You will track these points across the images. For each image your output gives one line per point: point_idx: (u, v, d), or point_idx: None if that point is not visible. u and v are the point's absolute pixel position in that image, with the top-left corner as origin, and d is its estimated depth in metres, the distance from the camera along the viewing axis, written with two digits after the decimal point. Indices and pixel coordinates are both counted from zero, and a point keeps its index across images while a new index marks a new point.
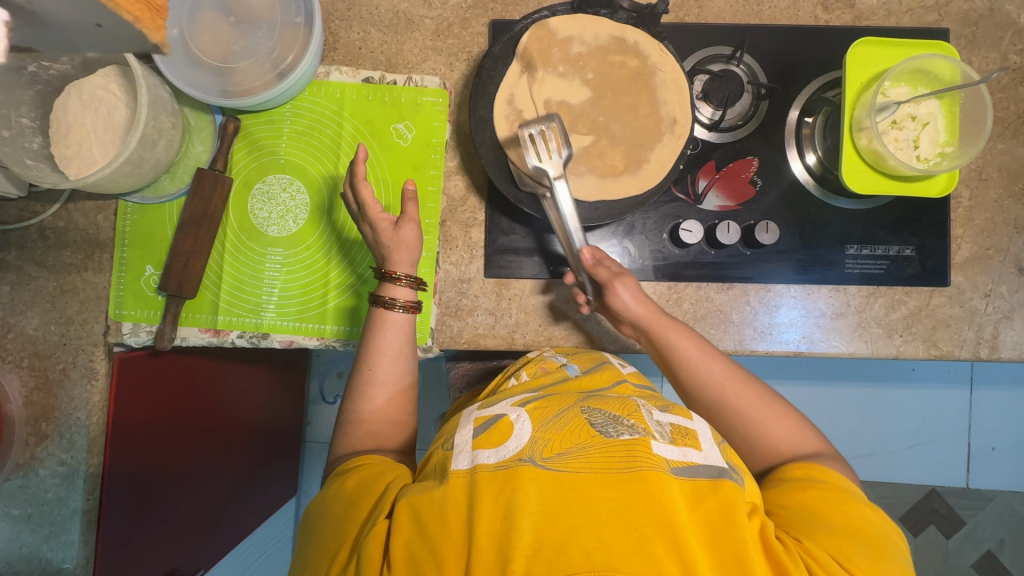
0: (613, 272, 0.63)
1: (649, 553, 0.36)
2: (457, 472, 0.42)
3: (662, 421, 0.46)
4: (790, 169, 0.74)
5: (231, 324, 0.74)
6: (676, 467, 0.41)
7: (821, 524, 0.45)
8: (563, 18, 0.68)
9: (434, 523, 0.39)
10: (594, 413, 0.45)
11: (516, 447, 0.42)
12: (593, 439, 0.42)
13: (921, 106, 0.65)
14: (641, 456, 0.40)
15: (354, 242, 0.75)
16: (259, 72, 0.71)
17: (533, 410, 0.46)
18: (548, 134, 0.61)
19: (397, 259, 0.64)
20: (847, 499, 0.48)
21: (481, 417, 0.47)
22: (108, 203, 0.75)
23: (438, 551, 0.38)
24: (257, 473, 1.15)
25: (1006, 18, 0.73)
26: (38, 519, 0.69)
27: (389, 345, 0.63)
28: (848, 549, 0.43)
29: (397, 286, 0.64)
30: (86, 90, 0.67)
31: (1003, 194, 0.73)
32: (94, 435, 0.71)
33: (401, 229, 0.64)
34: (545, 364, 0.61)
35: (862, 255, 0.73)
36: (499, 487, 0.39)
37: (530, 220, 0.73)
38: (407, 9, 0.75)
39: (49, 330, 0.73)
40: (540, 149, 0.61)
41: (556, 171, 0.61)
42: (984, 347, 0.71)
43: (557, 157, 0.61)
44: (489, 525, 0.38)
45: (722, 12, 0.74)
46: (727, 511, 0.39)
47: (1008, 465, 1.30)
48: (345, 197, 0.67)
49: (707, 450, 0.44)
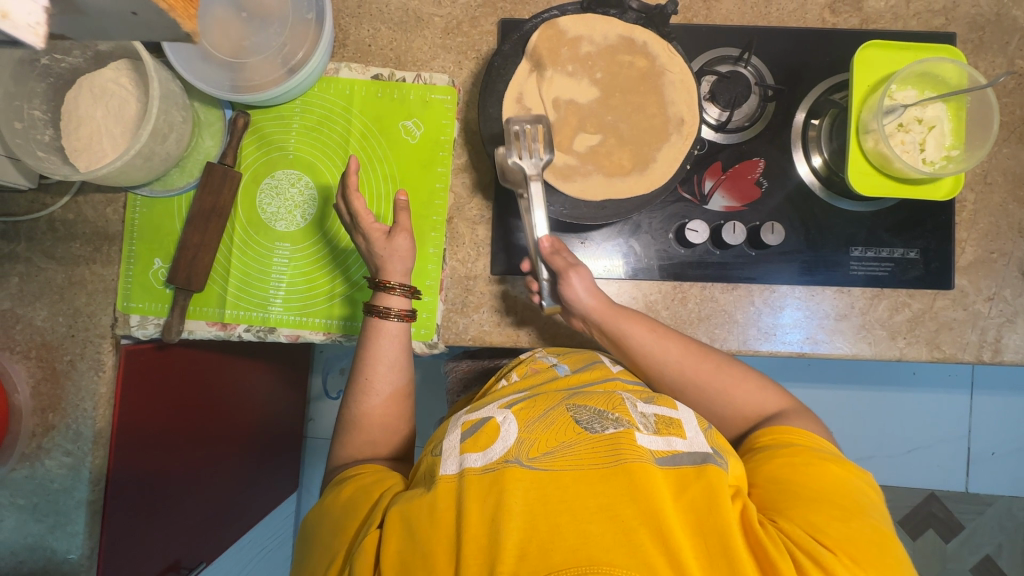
0: (569, 262, 0.62)
1: (635, 544, 0.36)
2: (445, 477, 0.42)
3: (646, 413, 0.46)
4: (796, 171, 0.74)
5: (238, 317, 0.74)
6: (660, 458, 0.42)
7: (791, 496, 0.45)
8: (573, 18, 0.69)
9: (424, 526, 0.40)
10: (579, 410, 0.46)
11: (502, 449, 0.42)
12: (579, 436, 0.43)
13: (927, 110, 0.65)
14: (626, 449, 0.41)
15: (347, 252, 0.75)
16: (270, 68, 0.71)
17: (520, 411, 0.47)
18: (532, 134, 0.62)
19: (390, 268, 0.65)
20: (817, 461, 0.48)
21: (468, 420, 0.47)
22: (117, 196, 0.75)
23: (430, 556, 0.39)
24: (258, 467, 1.15)
25: (1013, 23, 0.74)
26: (44, 509, 0.70)
27: (384, 355, 0.63)
28: (819, 519, 0.43)
29: (391, 295, 0.64)
30: (97, 84, 0.67)
31: (1008, 199, 0.73)
32: (100, 427, 0.71)
33: (395, 238, 0.64)
34: (536, 364, 0.61)
35: (866, 257, 0.73)
36: (486, 489, 0.40)
37: (502, 216, 0.74)
38: (417, 7, 0.75)
39: (57, 322, 0.73)
40: (522, 147, 0.62)
41: (534, 171, 0.61)
42: (988, 350, 0.71)
43: (536, 158, 0.62)
44: (477, 527, 0.38)
45: (730, 14, 0.74)
46: (711, 496, 0.40)
47: (1008, 470, 1.30)
48: (337, 208, 0.67)
49: (692, 437, 0.45)
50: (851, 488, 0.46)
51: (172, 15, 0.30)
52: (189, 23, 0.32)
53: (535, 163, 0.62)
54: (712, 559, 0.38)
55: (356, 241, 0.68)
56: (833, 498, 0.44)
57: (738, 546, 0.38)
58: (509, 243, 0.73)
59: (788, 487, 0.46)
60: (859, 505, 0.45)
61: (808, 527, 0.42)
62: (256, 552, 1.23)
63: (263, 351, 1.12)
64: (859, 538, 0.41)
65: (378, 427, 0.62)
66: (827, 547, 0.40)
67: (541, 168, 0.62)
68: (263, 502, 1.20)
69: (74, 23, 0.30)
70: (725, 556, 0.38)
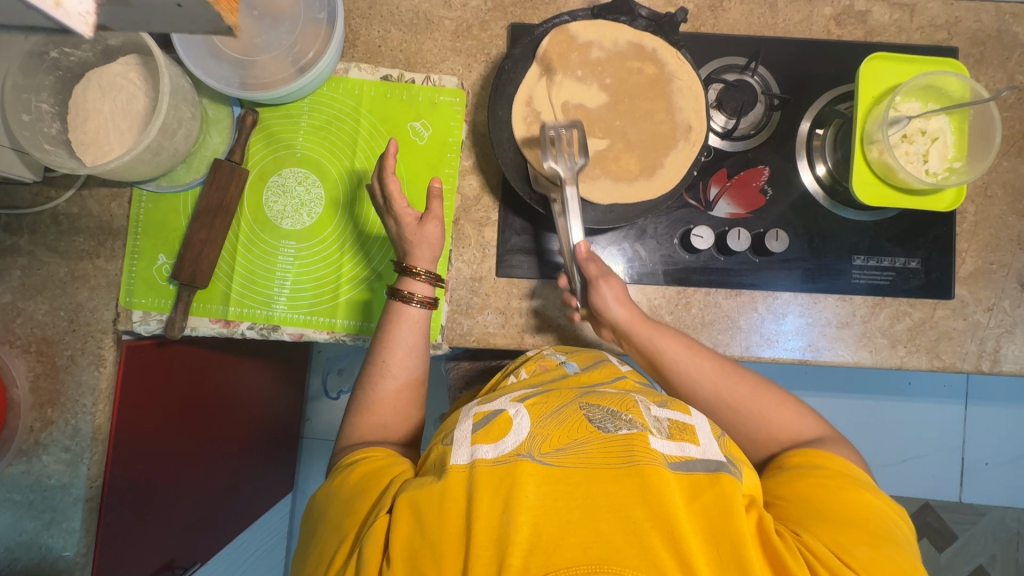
0: (601, 270, 0.63)
1: (646, 546, 0.37)
2: (456, 467, 0.42)
3: (659, 416, 0.46)
4: (801, 179, 0.75)
5: (242, 315, 0.74)
6: (672, 462, 0.42)
7: (820, 514, 0.45)
8: (583, 23, 0.69)
9: (433, 516, 0.40)
10: (592, 410, 0.46)
11: (514, 442, 0.42)
12: (591, 435, 0.43)
13: (931, 122, 0.66)
14: (639, 450, 0.41)
15: (376, 238, 0.75)
16: (280, 66, 0.72)
17: (532, 406, 0.47)
18: (566, 140, 0.64)
19: (418, 254, 0.65)
20: (852, 486, 0.48)
21: (479, 412, 0.47)
22: (123, 190, 0.75)
23: (437, 546, 0.39)
24: (255, 467, 1.14)
25: (1013, 39, 0.75)
26: (40, 505, 0.69)
27: (404, 339, 0.63)
28: (847, 542, 0.43)
29: (415, 281, 0.64)
30: (106, 78, 0.67)
31: (1008, 211, 0.74)
32: (99, 423, 0.71)
33: (426, 225, 0.64)
34: (545, 362, 0.62)
35: (868, 266, 0.74)
36: (498, 482, 0.39)
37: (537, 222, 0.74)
38: (428, 10, 0.76)
39: (58, 316, 0.72)
40: (557, 150, 0.64)
41: (568, 176, 0.63)
42: (986, 360, 0.72)
43: (572, 162, 0.64)
44: (487, 519, 0.38)
45: (737, 24, 0.75)
46: (724, 504, 0.40)
47: (1000, 480, 1.32)
48: (371, 189, 0.67)
49: (705, 444, 0.45)
50: (880, 513, 0.46)
51: (216, 8, 0.31)
52: (229, 15, 0.32)
53: (570, 168, 0.64)
54: (722, 564, 0.38)
55: (386, 223, 0.68)
56: (859, 521, 0.45)
57: (750, 555, 0.38)
58: (544, 252, 0.74)
59: (813, 505, 0.46)
60: (890, 534, 0.45)
61: (836, 547, 0.42)
62: (250, 553, 1.22)
63: (263, 350, 1.12)
64: (884, 563, 0.42)
65: (381, 428, 0.62)
66: (851, 568, 0.41)
67: (577, 171, 0.63)
68: (259, 502, 1.19)
69: (117, 16, 0.31)
70: (737, 563, 0.38)
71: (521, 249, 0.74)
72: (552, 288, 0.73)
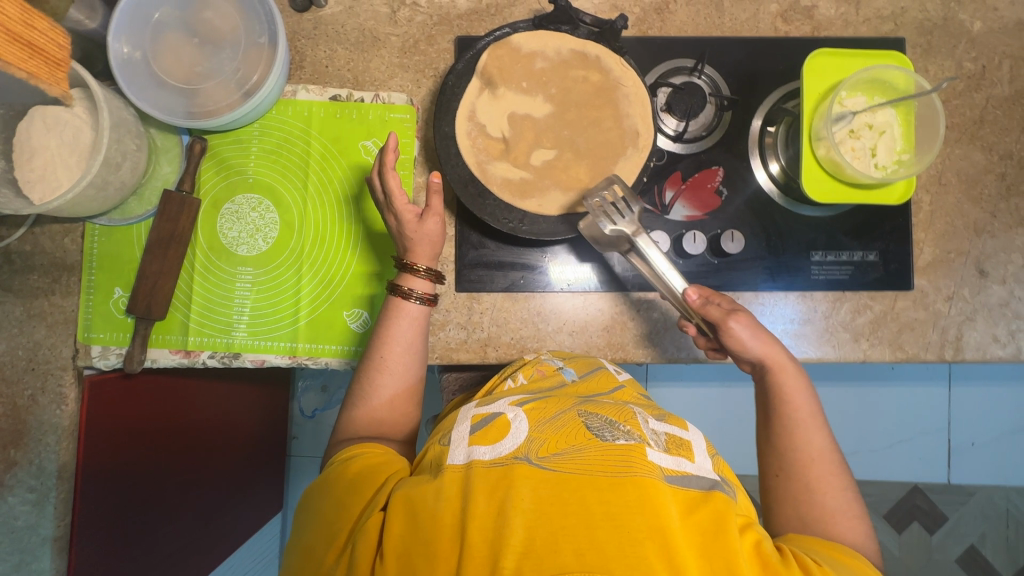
0: (725, 310, 0.60)
1: (639, 557, 0.36)
2: (452, 467, 0.42)
3: (657, 430, 0.46)
4: (755, 178, 0.75)
5: (201, 344, 0.73)
6: (669, 475, 0.41)
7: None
8: (525, 35, 0.69)
9: (428, 516, 0.39)
10: (591, 417, 0.45)
11: (512, 445, 0.42)
12: (590, 442, 0.42)
13: (877, 115, 0.66)
14: (637, 461, 0.40)
15: (382, 235, 0.74)
16: (225, 92, 0.71)
17: (531, 410, 0.46)
18: (610, 197, 0.63)
19: (419, 251, 0.64)
20: None
21: (477, 414, 0.47)
22: (75, 226, 0.75)
23: (432, 545, 0.38)
24: (239, 490, 1.13)
25: (959, 27, 0.75)
26: (7, 548, 0.67)
27: (402, 336, 0.63)
28: None
29: (415, 277, 0.64)
30: (51, 113, 0.64)
31: (963, 199, 0.74)
32: (64, 460, 0.70)
33: (426, 222, 0.63)
34: (542, 367, 0.61)
35: (827, 261, 0.74)
36: (495, 482, 0.39)
37: (500, 233, 0.74)
38: (373, 27, 0.75)
39: (16, 355, 0.71)
40: (609, 211, 0.63)
41: (633, 229, 0.62)
42: (949, 348, 0.72)
43: (627, 213, 0.63)
44: (483, 522, 0.38)
45: (684, 26, 0.75)
46: (719, 521, 0.39)
47: (987, 459, 1.32)
48: (371, 184, 0.66)
49: (700, 462, 0.45)
50: None
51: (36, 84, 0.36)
52: (51, 86, 0.37)
53: (630, 219, 0.63)
54: None
55: (387, 221, 0.66)
56: None
57: None
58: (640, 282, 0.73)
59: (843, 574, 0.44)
60: None
61: None
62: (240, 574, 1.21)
63: (246, 376, 1.11)
64: None
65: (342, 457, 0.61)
66: None
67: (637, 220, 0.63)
68: (247, 526, 1.18)
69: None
70: None
71: (477, 261, 0.74)
72: (508, 301, 0.73)
